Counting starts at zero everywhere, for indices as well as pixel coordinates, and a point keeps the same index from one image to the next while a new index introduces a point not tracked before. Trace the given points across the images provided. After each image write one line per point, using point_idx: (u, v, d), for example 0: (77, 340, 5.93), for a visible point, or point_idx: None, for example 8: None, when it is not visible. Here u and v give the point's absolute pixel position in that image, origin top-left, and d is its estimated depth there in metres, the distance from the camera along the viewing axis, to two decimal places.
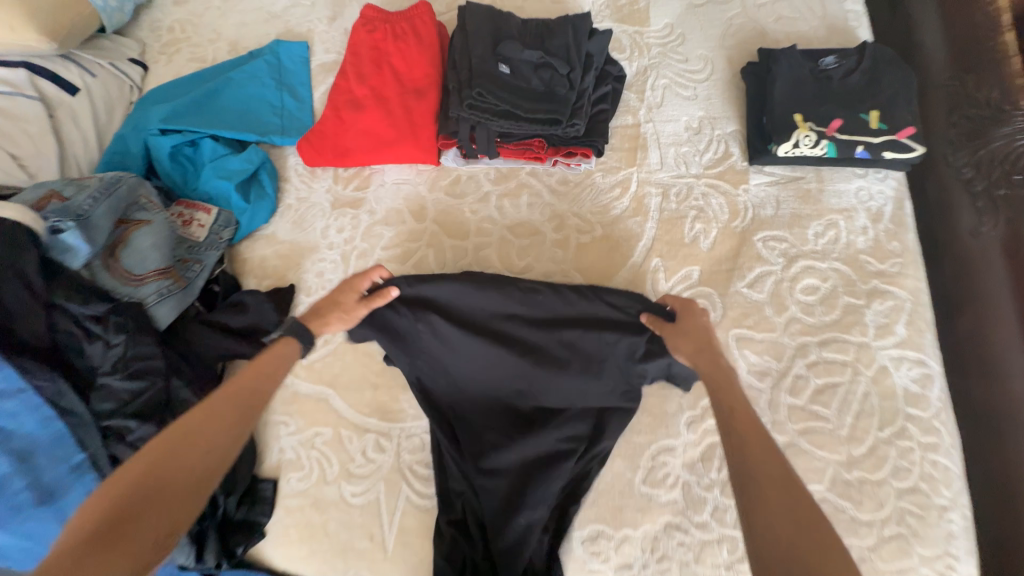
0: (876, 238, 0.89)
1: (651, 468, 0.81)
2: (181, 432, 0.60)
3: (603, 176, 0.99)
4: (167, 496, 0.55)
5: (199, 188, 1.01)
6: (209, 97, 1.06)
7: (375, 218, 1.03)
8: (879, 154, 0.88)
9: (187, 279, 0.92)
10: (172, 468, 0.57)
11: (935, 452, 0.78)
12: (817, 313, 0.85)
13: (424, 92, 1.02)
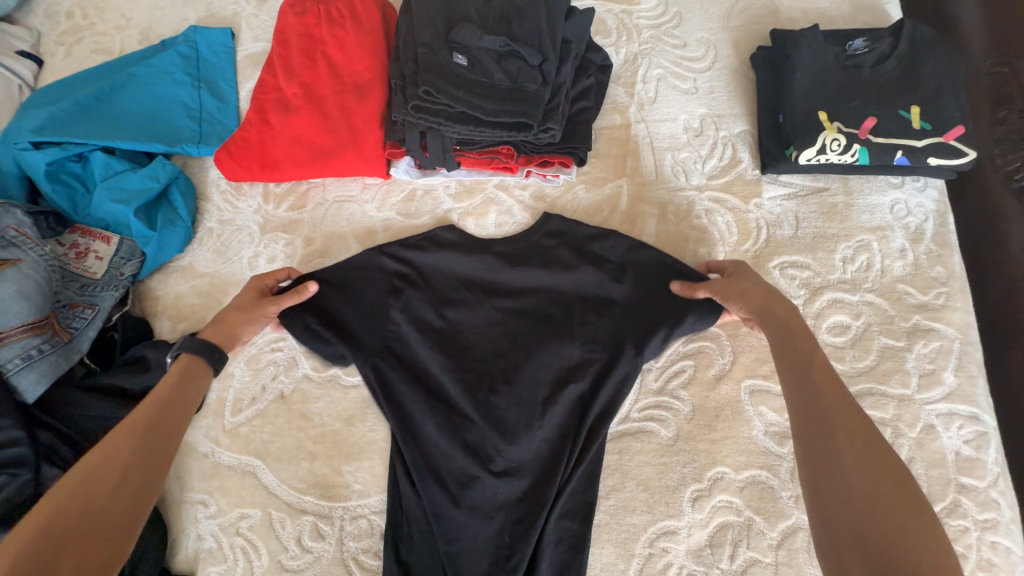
0: (918, 263, 0.73)
1: (649, 556, 0.67)
2: (94, 464, 0.52)
3: (587, 190, 0.82)
4: (89, 527, 0.48)
5: (93, 213, 0.83)
6: (103, 98, 0.86)
7: (313, 244, 0.86)
8: (922, 161, 0.72)
9: (72, 331, 0.74)
10: (106, 484, 0.51)
11: (995, 533, 0.63)
12: (848, 359, 0.70)
13: (367, 89, 0.83)
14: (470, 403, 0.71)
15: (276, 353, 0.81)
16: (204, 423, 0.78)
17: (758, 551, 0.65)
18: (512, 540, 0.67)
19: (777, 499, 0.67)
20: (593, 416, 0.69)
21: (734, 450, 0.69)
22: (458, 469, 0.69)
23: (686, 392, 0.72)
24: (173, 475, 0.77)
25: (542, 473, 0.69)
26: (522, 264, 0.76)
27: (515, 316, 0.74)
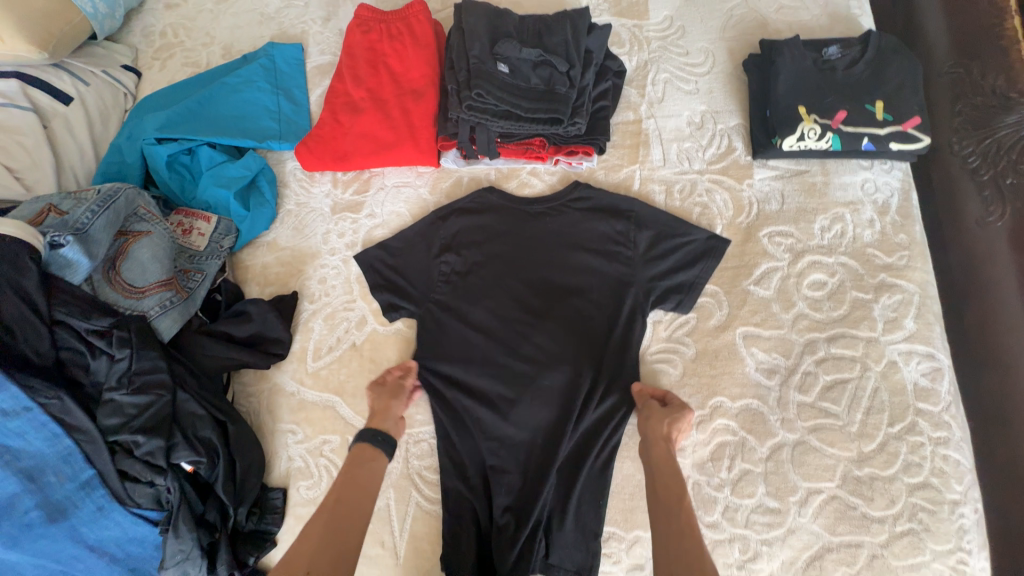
0: (884, 231, 0.88)
1: None
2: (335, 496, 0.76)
3: (606, 174, 0.98)
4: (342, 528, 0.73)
5: (197, 197, 1.00)
6: (205, 103, 1.05)
7: (376, 222, 1.02)
8: (886, 146, 0.87)
9: (190, 289, 0.91)
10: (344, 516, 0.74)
11: (945, 446, 0.77)
12: (825, 309, 0.84)
13: (423, 92, 1.00)
14: (509, 336, 0.90)
15: (348, 311, 0.97)
16: (289, 368, 0.95)
17: (750, 462, 0.79)
18: (542, 447, 0.83)
19: (767, 422, 0.80)
20: (612, 347, 0.86)
21: (731, 384, 0.83)
22: (495, 390, 0.86)
23: (690, 338, 0.87)
24: (265, 411, 0.93)
25: (566, 395, 0.84)
26: (552, 229, 0.95)
27: (546, 268, 0.93)
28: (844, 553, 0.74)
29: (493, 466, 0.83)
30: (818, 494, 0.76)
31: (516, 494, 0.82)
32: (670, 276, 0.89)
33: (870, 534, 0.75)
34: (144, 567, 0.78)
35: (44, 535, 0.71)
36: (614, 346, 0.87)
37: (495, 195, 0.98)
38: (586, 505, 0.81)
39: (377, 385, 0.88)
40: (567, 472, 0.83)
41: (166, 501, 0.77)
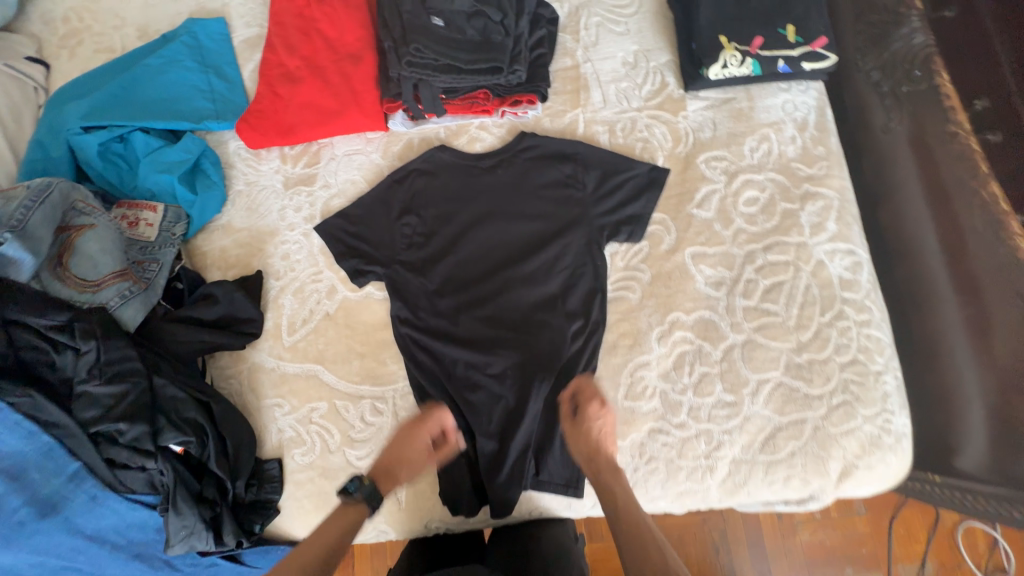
0: (805, 146, 0.97)
1: (631, 383, 0.89)
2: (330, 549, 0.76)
3: (552, 121, 1.01)
4: None
5: (138, 186, 0.97)
6: (130, 88, 1.00)
7: (332, 192, 1.02)
8: (799, 67, 0.95)
9: (148, 279, 0.89)
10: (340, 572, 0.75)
11: (868, 326, 0.89)
12: (760, 221, 0.93)
13: (360, 56, 1.00)
14: (477, 287, 0.94)
15: (316, 283, 0.98)
16: (266, 345, 0.96)
17: (707, 365, 0.88)
18: (521, 383, 0.89)
19: (719, 328, 0.89)
20: (577, 282, 0.93)
21: (685, 300, 0.91)
22: (471, 338, 0.91)
23: (645, 264, 0.94)
24: (248, 389, 0.94)
25: (538, 333, 0.90)
26: (504, 180, 0.98)
27: (503, 219, 0.97)
28: (792, 429, 0.85)
29: (479, 410, 0.88)
30: (767, 383, 0.86)
31: (502, 429, 0.88)
32: (620, 209, 0.95)
33: (812, 409, 0.85)
34: (147, 550, 0.80)
35: (39, 531, 0.71)
36: (577, 282, 0.93)
37: (444, 155, 1.00)
38: (570, 427, 0.88)
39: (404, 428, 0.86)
40: (549, 401, 0.89)
41: (160, 484, 0.78)
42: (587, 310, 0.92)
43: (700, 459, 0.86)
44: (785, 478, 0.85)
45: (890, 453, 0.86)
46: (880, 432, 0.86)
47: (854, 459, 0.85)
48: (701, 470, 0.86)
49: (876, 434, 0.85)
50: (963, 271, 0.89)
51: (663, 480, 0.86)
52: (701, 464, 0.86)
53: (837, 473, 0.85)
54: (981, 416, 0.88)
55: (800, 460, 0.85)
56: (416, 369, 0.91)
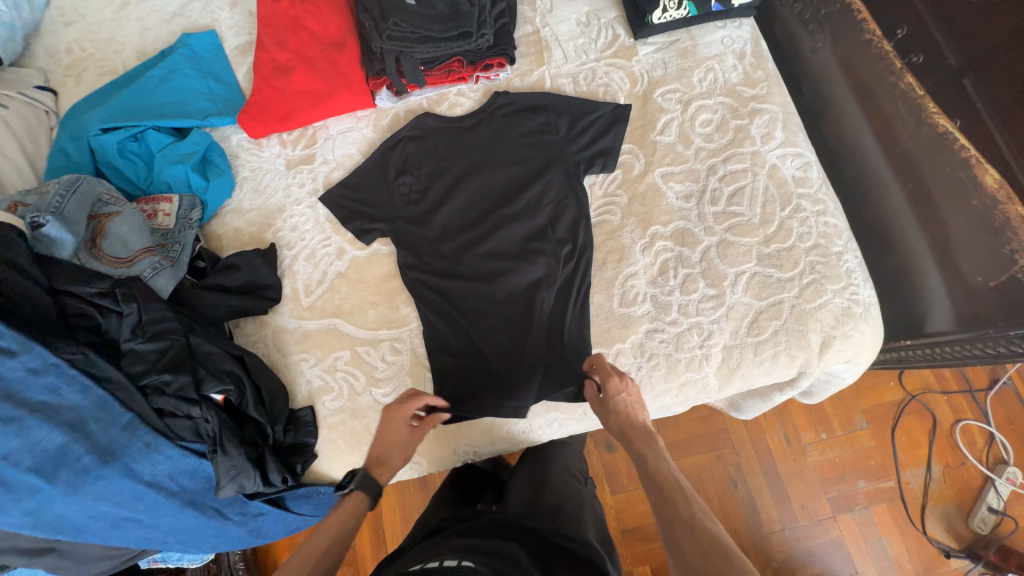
0: (746, 71, 1.09)
1: (624, 293, 0.98)
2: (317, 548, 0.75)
3: (521, 80, 1.13)
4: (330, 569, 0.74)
5: (155, 180, 1.06)
6: (138, 95, 1.10)
7: (331, 166, 1.12)
8: (729, 4, 1.08)
9: (173, 257, 0.97)
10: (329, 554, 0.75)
11: (825, 215, 1.00)
12: (716, 139, 1.05)
13: (344, 43, 1.12)
14: (474, 231, 1.03)
15: (327, 247, 1.07)
16: (286, 308, 1.03)
17: (689, 267, 0.98)
18: (524, 309, 0.99)
19: (694, 233, 0.99)
20: (563, 214, 1.03)
21: (662, 214, 1.01)
22: (474, 276, 1.01)
23: (621, 190, 1.05)
24: (274, 350, 1.01)
25: (535, 263, 1.00)
26: (487, 135, 1.09)
27: (490, 168, 1.07)
28: (772, 311, 0.95)
29: (489, 335, 0.98)
30: (743, 274, 0.97)
31: (513, 351, 0.97)
32: (594, 145, 1.06)
33: (786, 291, 0.96)
34: (200, 497, 0.87)
35: (102, 477, 0.77)
36: (563, 213, 1.03)
37: (431, 120, 1.10)
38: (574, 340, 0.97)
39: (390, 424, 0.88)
40: (552, 319, 0.99)
41: (206, 431, 0.85)
42: (575, 236, 1.01)
43: (695, 350, 0.95)
44: (773, 355, 0.95)
45: (862, 321, 0.96)
46: (850, 303, 0.96)
47: (831, 330, 0.95)
48: (698, 359, 0.95)
49: (846, 305, 0.96)
50: (899, 153, 1.01)
51: (664, 374, 0.95)
52: (697, 354, 0.95)
53: (818, 344, 0.95)
54: (939, 281, 0.98)
55: (783, 336, 0.95)
56: (428, 307, 1.00)
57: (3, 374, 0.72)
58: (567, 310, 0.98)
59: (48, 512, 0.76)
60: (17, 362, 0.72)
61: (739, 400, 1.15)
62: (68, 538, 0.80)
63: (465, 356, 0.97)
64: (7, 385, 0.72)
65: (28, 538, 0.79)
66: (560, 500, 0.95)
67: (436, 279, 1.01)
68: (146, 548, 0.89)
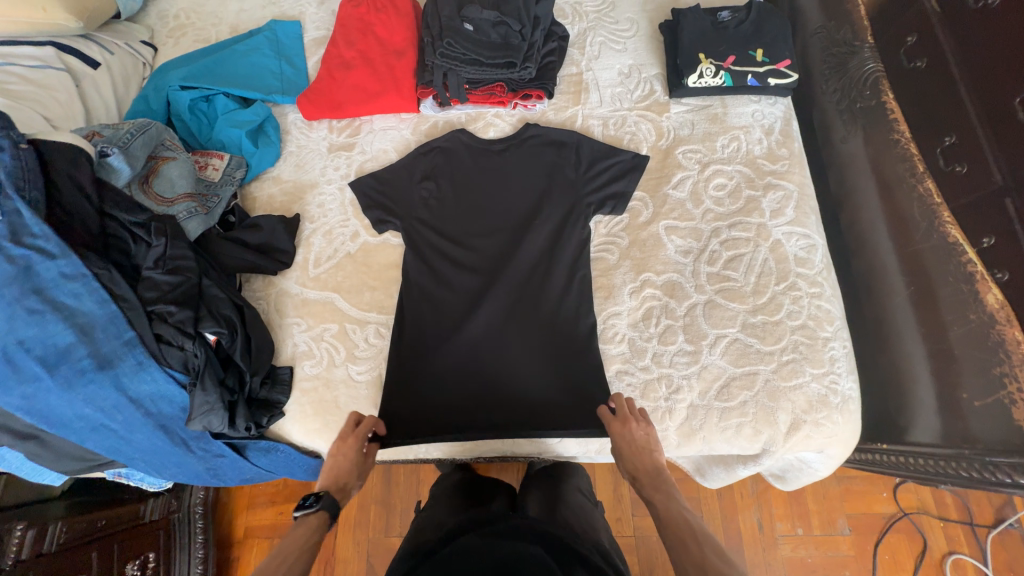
0: (770, 147, 1.13)
1: (603, 328, 1.02)
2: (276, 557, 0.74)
3: (556, 114, 1.20)
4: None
5: (212, 138, 1.19)
6: (218, 65, 1.25)
7: (366, 157, 1.22)
8: (766, 82, 1.13)
9: (209, 206, 1.08)
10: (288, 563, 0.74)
11: (819, 298, 1.00)
12: (726, 204, 1.08)
13: (404, 52, 1.23)
14: (475, 248, 1.10)
15: (343, 228, 1.15)
16: (294, 275, 1.12)
17: (672, 319, 1.00)
18: (503, 334, 1.03)
19: (684, 288, 1.02)
20: (571, 250, 1.07)
21: (657, 263, 1.05)
22: (470, 298, 1.06)
23: (624, 232, 1.09)
24: (273, 309, 1.10)
25: (526, 300, 1.05)
26: (510, 160, 1.16)
27: (506, 191, 1.14)
28: (745, 380, 0.95)
29: (463, 352, 1.02)
30: (724, 338, 0.98)
31: (488, 380, 1.00)
32: (609, 186, 1.11)
33: (764, 363, 0.96)
34: (172, 424, 0.94)
35: (93, 381, 0.85)
36: (564, 254, 1.07)
37: (460, 138, 1.19)
38: (547, 375, 1.00)
39: (355, 456, 0.90)
40: (530, 350, 1.02)
41: (193, 365, 0.92)
42: (573, 277, 1.05)
43: (660, 401, 0.96)
44: (738, 425, 0.94)
45: (835, 412, 0.94)
46: (827, 391, 0.95)
47: (802, 413, 0.94)
48: (662, 411, 0.96)
49: (823, 392, 0.95)
50: (909, 253, 1.00)
51: None
52: (661, 405, 0.96)
53: (786, 425, 0.94)
54: (929, 390, 0.95)
55: (751, 408, 0.94)
56: (413, 307, 1.06)
57: (40, 272, 0.82)
58: (547, 351, 1.01)
59: (41, 401, 0.84)
60: (54, 265, 0.83)
61: (704, 466, 1.14)
62: (52, 430, 0.88)
63: (443, 374, 1.01)
64: (40, 281, 0.82)
65: (19, 421, 0.88)
66: (574, 514, 0.96)
67: (428, 285, 1.08)
68: (114, 458, 0.96)
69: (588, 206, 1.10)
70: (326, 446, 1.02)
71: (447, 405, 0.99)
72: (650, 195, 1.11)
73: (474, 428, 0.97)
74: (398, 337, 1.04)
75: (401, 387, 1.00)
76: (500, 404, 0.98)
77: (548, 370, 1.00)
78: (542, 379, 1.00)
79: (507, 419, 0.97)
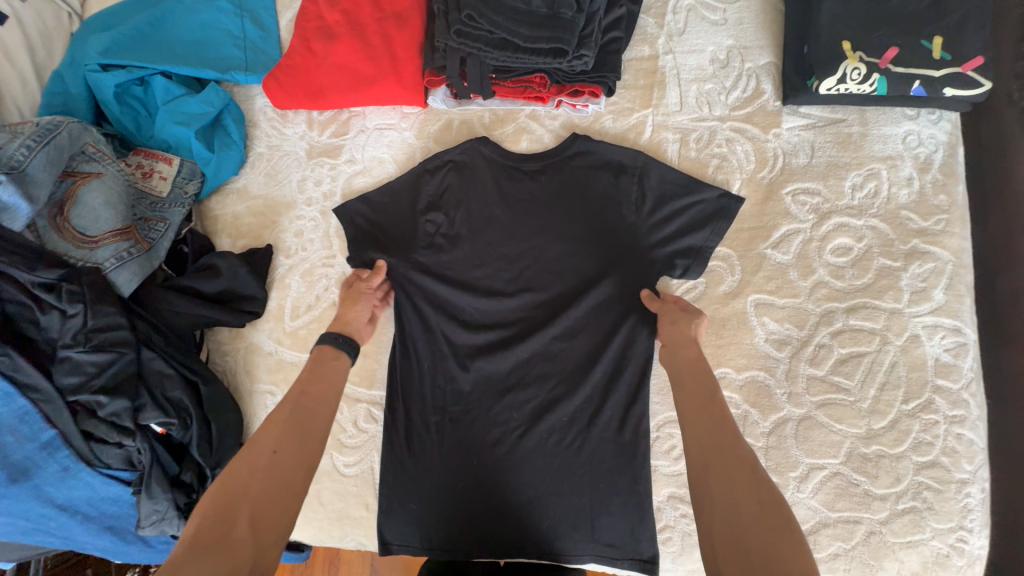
0: (922, 190, 0.79)
1: (656, 437, 0.81)
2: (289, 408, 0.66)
3: (614, 120, 0.88)
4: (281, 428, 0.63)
5: (155, 135, 0.90)
6: (156, 24, 0.91)
7: (356, 169, 0.92)
8: (938, 92, 0.76)
9: (150, 241, 0.82)
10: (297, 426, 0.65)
11: (961, 426, 0.72)
12: (847, 276, 0.78)
13: (406, 17, 0.89)
14: (495, 310, 0.84)
15: (327, 268, 0.89)
16: (266, 327, 0.89)
17: (751, 437, 0.75)
18: (525, 432, 0.80)
19: (773, 395, 0.76)
20: (626, 335, 0.80)
21: (737, 354, 0.78)
22: (485, 383, 0.82)
23: (697, 305, 0.80)
24: (242, 371, 0.88)
25: (557, 394, 0.81)
26: (548, 186, 0.85)
27: (540, 232, 0.84)
28: (841, 528, 0.72)
29: (472, 452, 0.81)
30: (820, 470, 0.73)
31: (502, 496, 0.79)
32: (684, 241, 0.79)
33: (869, 510, 0.72)
34: (120, 524, 0.78)
35: (9, 494, 0.70)
36: (608, 336, 0.81)
37: (481, 149, 0.87)
38: (581, 494, 0.78)
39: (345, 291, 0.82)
40: (558, 456, 0.79)
41: (139, 462, 0.74)
42: (620, 367, 0.80)
43: None
44: None
45: None
46: (950, 552, 0.71)
47: None
48: None
49: (944, 553, 0.71)
50: None
51: (675, 552, 0.79)
52: None
53: None
54: None
55: (843, 565, 0.72)
56: (412, 386, 0.84)
57: None
58: (579, 465, 0.79)
59: None
60: None
61: None
62: None
63: (448, 483, 0.80)
64: None
65: None
66: None
67: (433, 356, 0.84)
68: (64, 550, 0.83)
69: (651, 265, 0.80)
70: (308, 539, 0.87)
71: (453, 523, 0.80)
72: (739, 253, 0.81)
73: (485, 553, 0.79)
74: (394, 427, 0.83)
75: (398, 487, 0.82)
76: (518, 527, 0.79)
77: (581, 486, 0.78)
78: (572, 499, 0.78)
79: (526, 542, 0.78)
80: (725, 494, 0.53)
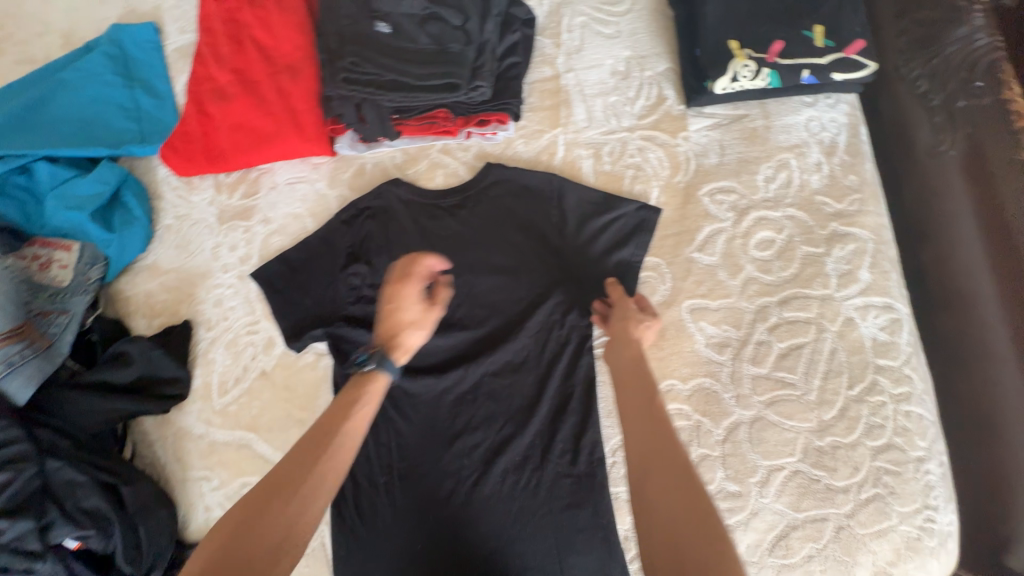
0: (832, 174, 0.80)
1: (614, 463, 0.77)
2: None
3: (527, 143, 0.86)
4: None
5: (47, 224, 0.85)
6: (37, 108, 0.87)
7: (271, 228, 0.88)
8: (828, 77, 0.77)
9: (49, 336, 0.78)
10: None
11: (907, 403, 0.72)
12: (775, 269, 0.77)
13: (300, 68, 0.87)
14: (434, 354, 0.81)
15: (251, 335, 0.84)
16: (193, 408, 0.82)
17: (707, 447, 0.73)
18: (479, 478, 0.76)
19: (721, 401, 0.74)
20: (569, 359, 0.78)
21: (680, 364, 0.76)
22: (432, 432, 0.78)
23: None
24: (171, 459, 0.80)
25: (507, 433, 0.77)
26: (470, 220, 0.83)
27: (467, 268, 0.82)
28: (809, 529, 0.70)
29: (427, 508, 0.76)
30: (779, 471, 0.71)
31: (463, 554, 0.73)
32: (610, 255, 0.78)
33: (834, 504, 0.70)
34: None
35: None
36: (549, 364, 0.78)
37: (396, 191, 0.84)
38: (544, 536, 0.73)
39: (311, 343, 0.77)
40: (515, 499, 0.75)
41: None
42: (567, 394, 0.78)
43: None
44: None
45: (931, 559, 0.69)
46: (919, 534, 0.69)
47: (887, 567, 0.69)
48: None
49: (914, 536, 0.69)
50: None
51: None
52: None
53: None
54: None
55: (818, 567, 0.69)
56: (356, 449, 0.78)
57: None
58: (538, 504, 0.75)
59: None
60: None
61: None
62: None
63: (404, 550, 0.74)
64: None
65: None
66: None
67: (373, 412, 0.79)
68: None
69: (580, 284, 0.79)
70: None
71: None
72: (668, 260, 0.79)
73: None
74: (341, 497, 0.77)
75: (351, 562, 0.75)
76: None
77: (543, 526, 0.74)
78: (535, 545, 0.73)
79: None
80: (660, 493, 0.51)
